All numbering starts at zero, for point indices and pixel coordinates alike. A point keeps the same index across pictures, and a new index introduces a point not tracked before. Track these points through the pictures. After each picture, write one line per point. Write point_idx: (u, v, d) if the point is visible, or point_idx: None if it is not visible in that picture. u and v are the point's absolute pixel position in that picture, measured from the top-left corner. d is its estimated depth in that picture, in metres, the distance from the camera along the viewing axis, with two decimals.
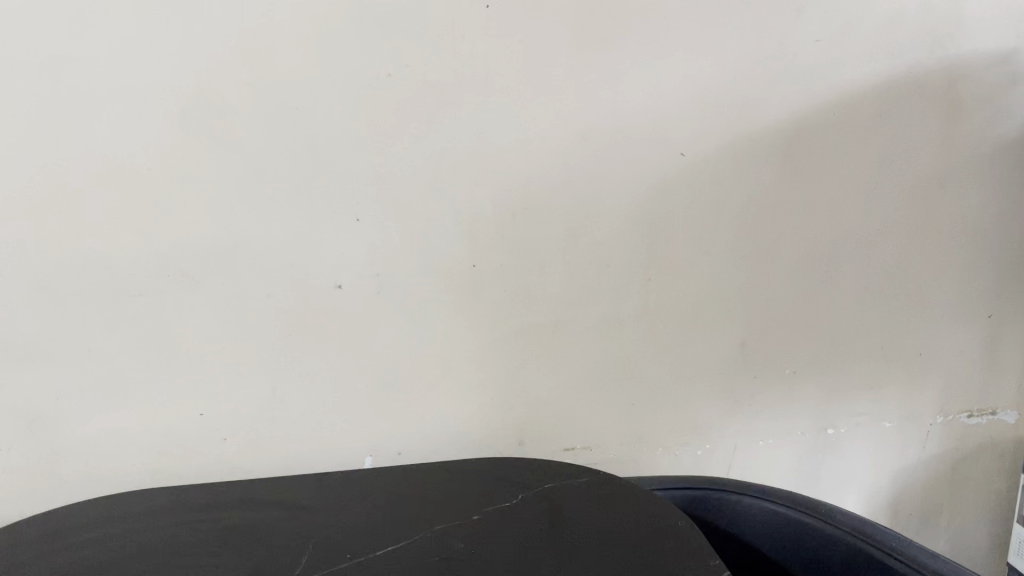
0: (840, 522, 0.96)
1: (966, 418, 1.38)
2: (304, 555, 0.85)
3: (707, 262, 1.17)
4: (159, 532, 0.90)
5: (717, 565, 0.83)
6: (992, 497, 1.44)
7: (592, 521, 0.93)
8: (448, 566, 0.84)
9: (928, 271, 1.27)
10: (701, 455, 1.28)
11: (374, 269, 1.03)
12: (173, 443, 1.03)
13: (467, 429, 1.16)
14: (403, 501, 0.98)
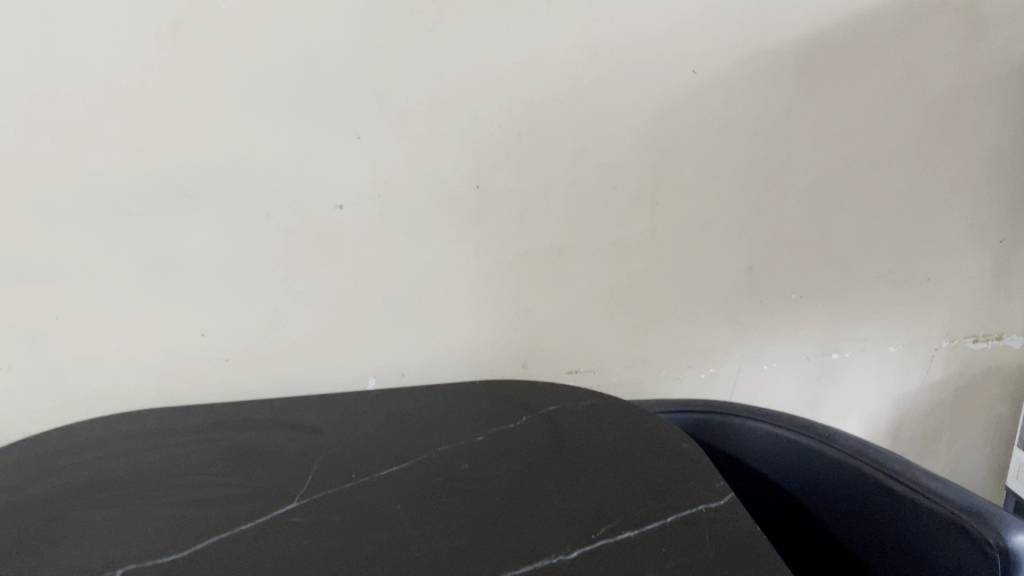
0: (840, 444, 0.96)
1: (972, 343, 1.38)
2: (309, 475, 0.86)
3: (716, 184, 1.15)
4: (165, 452, 0.90)
5: (721, 486, 0.84)
6: (992, 420, 1.45)
7: (596, 443, 0.94)
8: (453, 486, 0.85)
9: (940, 194, 1.25)
10: (703, 378, 1.29)
11: (376, 189, 1.01)
12: (175, 363, 1.03)
13: (470, 351, 1.16)
14: (407, 422, 0.98)
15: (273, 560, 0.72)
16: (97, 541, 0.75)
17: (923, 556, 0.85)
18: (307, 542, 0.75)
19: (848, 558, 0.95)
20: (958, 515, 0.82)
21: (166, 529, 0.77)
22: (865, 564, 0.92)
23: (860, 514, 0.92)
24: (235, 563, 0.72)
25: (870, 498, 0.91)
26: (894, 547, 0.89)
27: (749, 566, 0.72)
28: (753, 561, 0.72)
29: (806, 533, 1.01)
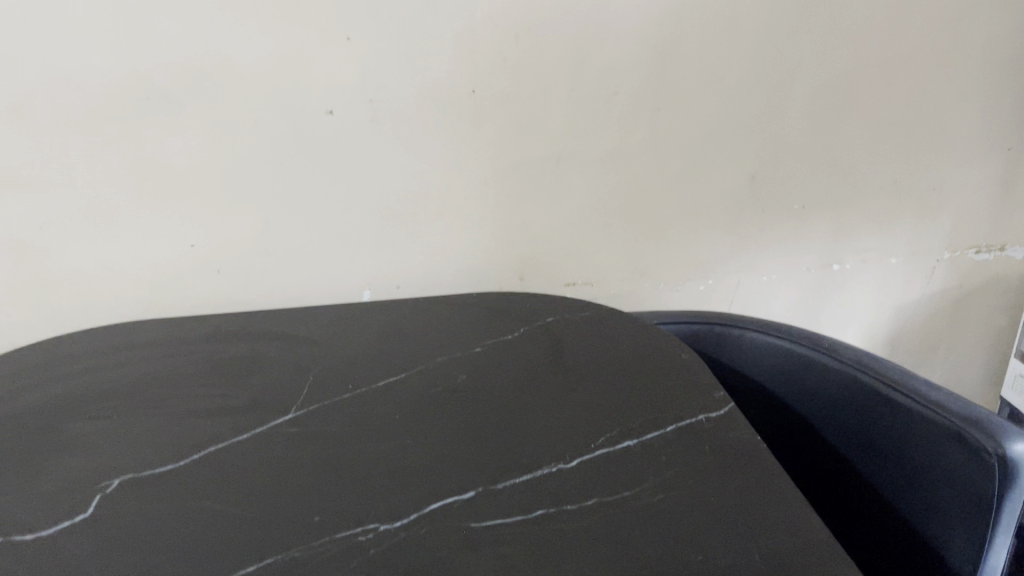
0: (840, 354, 0.96)
1: (974, 255, 1.36)
2: (305, 386, 0.85)
3: (719, 90, 1.11)
4: (158, 363, 0.89)
5: (722, 397, 0.83)
6: (991, 330, 1.45)
7: (595, 353, 0.93)
8: (451, 397, 0.84)
9: (950, 100, 1.21)
10: (703, 290, 1.28)
11: (367, 94, 0.97)
12: (165, 274, 1.01)
13: (467, 262, 1.14)
14: (403, 333, 0.97)
15: (271, 471, 0.72)
16: (92, 451, 0.74)
17: (919, 464, 0.86)
18: (304, 452, 0.75)
19: (844, 466, 0.95)
20: (956, 424, 0.81)
21: (162, 439, 0.76)
22: (861, 472, 0.93)
23: (858, 424, 0.93)
24: (233, 474, 0.72)
25: (869, 408, 0.91)
26: (890, 456, 0.89)
27: (748, 475, 0.72)
28: (750, 469, 0.72)
29: (802, 442, 1.01)
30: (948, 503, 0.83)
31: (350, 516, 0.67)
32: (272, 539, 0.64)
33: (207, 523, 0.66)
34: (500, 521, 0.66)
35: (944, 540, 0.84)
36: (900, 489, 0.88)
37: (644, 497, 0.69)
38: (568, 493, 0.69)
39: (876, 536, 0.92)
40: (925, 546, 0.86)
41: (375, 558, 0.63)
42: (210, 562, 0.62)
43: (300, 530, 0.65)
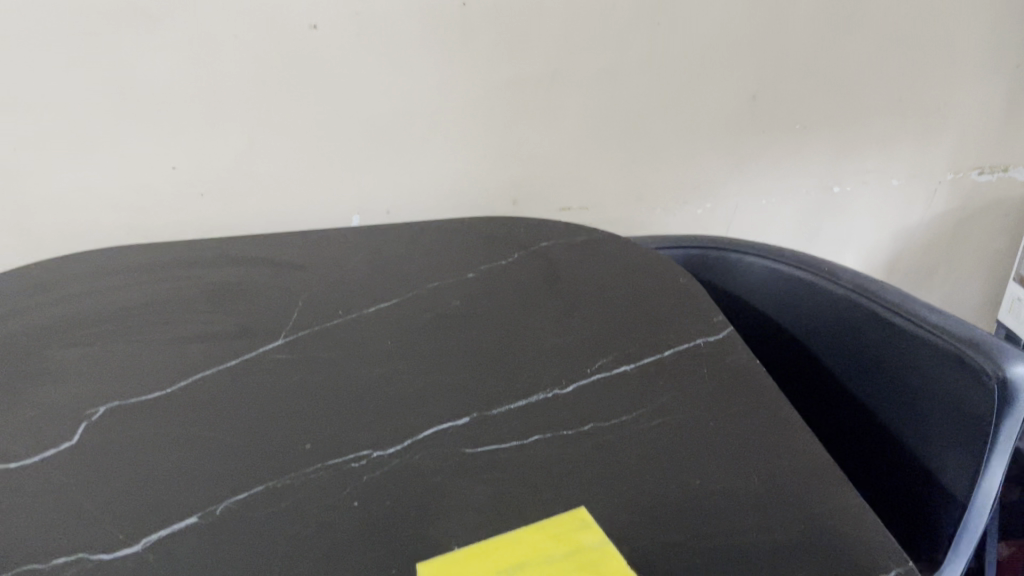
0: (838, 277, 0.94)
1: (976, 176, 1.34)
2: (294, 311, 0.83)
3: (720, 4, 1.07)
4: (142, 288, 0.87)
5: (720, 321, 0.82)
6: (990, 253, 1.44)
7: (591, 278, 0.91)
8: (444, 322, 0.82)
9: (958, 14, 1.17)
10: (700, 214, 1.25)
11: (352, 8, 0.93)
12: (147, 198, 0.98)
13: (459, 185, 1.11)
14: (394, 258, 0.95)
15: (261, 399, 0.71)
16: (76, 378, 0.73)
17: (918, 387, 0.85)
18: (294, 379, 0.73)
19: (840, 390, 0.95)
20: (956, 347, 0.80)
21: (147, 366, 0.75)
22: (857, 396, 0.93)
23: (856, 348, 0.92)
24: (222, 401, 0.70)
25: (867, 332, 0.90)
26: (888, 380, 0.88)
27: (747, 399, 0.71)
28: (748, 392, 0.71)
29: (799, 366, 1.00)
30: (946, 425, 0.83)
31: (343, 443, 0.66)
32: (263, 467, 0.63)
33: (196, 451, 0.65)
34: (496, 447, 0.65)
35: (941, 463, 0.84)
36: (898, 413, 0.88)
37: (642, 421, 0.68)
38: (565, 419, 0.68)
39: (871, 458, 0.92)
40: (921, 468, 0.86)
41: (368, 486, 0.62)
42: (199, 491, 0.61)
43: (292, 457, 0.64)
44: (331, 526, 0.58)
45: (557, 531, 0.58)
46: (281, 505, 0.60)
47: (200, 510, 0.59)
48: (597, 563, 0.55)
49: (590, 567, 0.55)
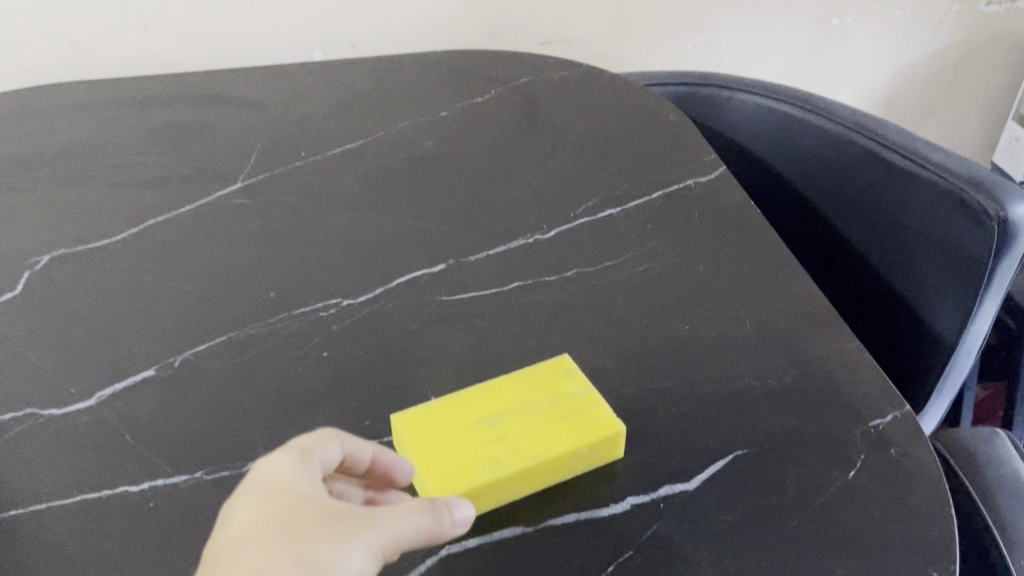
0: (836, 113, 0.88)
1: (985, 8, 1.25)
2: (252, 152, 0.77)
3: None
4: (87, 128, 0.80)
5: (712, 160, 0.77)
6: (992, 91, 1.37)
7: (574, 117, 0.85)
8: (416, 164, 0.77)
9: None
10: (691, 49, 1.17)
11: None
12: (87, 28, 0.89)
13: (431, 16, 1.02)
14: (362, 94, 0.88)
15: (220, 247, 0.66)
16: (15, 224, 0.67)
17: (913, 229, 0.81)
18: (255, 226, 0.68)
19: (833, 235, 0.91)
20: (957, 186, 0.76)
21: (94, 211, 0.69)
22: (850, 242, 0.89)
23: (851, 189, 0.87)
24: (177, 251, 0.66)
25: (863, 171, 0.85)
26: (883, 224, 0.85)
27: (741, 242, 0.66)
28: (741, 234, 0.67)
29: (792, 212, 0.97)
30: (940, 269, 0.80)
31: (310, 292, 0.62)
32: (224, 318, 0.60)
33: (152, 302, 0.61)
34: (474, 295, 0.61)
35: (931, 305, 0.81)
36: (890, 254, 0.85)
37: (628, 267, 0.64)
38: (546, 264, 0.64)
39: (861, 305, 0.90)
40: (911, 312, 0.84)
41: (339, 336, 0.58)
42: (156, 345, 0.58)
43: (254, 309, 0.60)
44: (297, 379, 0.55)
45: (542, 380, 0.53)
46: (246, 359, 0.57)
47: (158, 363, 0.56)
48: (586, 412, 0.50)
49: (579, 417, 0.50)
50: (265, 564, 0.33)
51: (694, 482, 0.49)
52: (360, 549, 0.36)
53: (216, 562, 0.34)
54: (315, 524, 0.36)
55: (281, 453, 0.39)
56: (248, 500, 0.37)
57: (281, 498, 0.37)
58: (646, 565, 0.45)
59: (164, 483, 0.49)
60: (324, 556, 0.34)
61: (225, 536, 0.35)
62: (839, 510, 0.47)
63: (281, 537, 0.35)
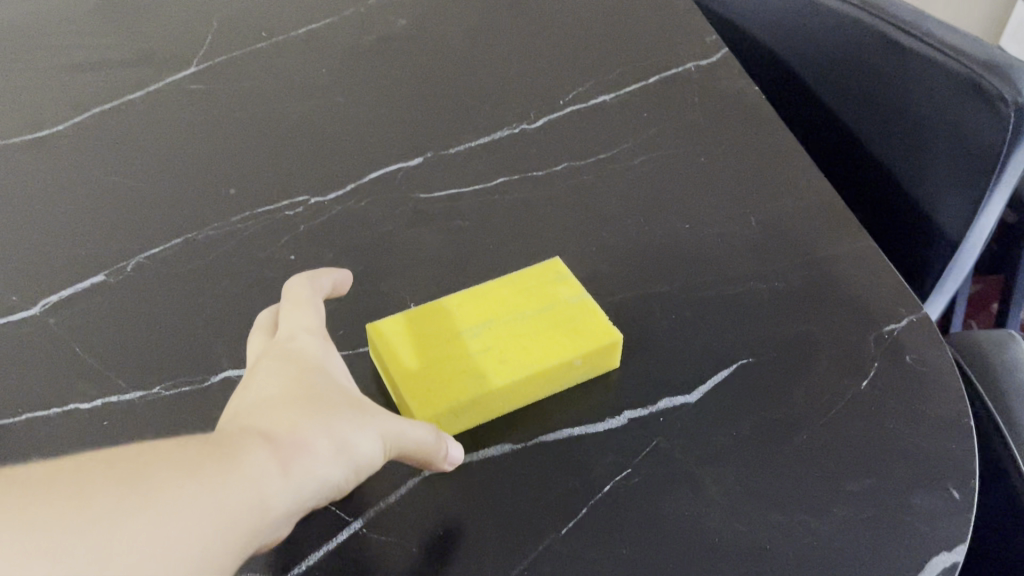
0: None
1: None
2: (207, 33, 0.70)
3: None
4: (23, 6, 0.72)
5: (714, 41, 0.70)
6: None
7: None
8: (390, 46, 0.70)
9: None
10: None
11: None
12: None
13: None
14: None
15: (173, 139, 0.60)
16: None
17: (920, 120, 0.72)
18: (213, 116, 0.62)
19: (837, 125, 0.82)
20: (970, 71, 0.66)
21: (31, 99, 0.63)
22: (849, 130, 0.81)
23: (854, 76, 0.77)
24: (126, 144, 0.60)
25: (867, 54, 0.74)
26: (884, 111, 0.75)
27: (744, 131, 0.61)
28: (746, 122, 0.62)
29: (788, 95, 0.87)
30: (944, 161, 0.71)
31: (273, 189, 0.56)
32: (180, 218, 0.54)
33: (99, 202, 0.55)
34: (454, 192, 0.56)
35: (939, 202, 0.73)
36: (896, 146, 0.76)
37: (623, 160, 0.59)
38: (534, 158, 0.59)
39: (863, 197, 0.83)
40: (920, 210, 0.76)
41: (307, 237, 0.53)
42: (105, 248, 0.52)
43: (214, 207, 0.55)
44: (262, 285, 0.50)
45: (531, 285, 0.48)
46: (205, 263, 0.52)
47: (108, 268, 0.51)
48: (581, 319, 0.46)
49: (572, 326, 0.46)
50: (297, 423, 0.31)
51: (695, 394, 0.45)
52: (378, 436, 0.34)
53: (242, 420, 0.31)
54: (343, 397, 0.33)
55: (300, 335, 0.36)
56: (270, 371, 0.34)
57: (308, 371, 0.34)
58: (643, 484, 0.42)
59: (118, 400, 0.44)
60: (351, 432, 0.32)
61: (246, 402, 0.32)
62: (850, 423, 0.44)
63: (311, 403, 0.32)
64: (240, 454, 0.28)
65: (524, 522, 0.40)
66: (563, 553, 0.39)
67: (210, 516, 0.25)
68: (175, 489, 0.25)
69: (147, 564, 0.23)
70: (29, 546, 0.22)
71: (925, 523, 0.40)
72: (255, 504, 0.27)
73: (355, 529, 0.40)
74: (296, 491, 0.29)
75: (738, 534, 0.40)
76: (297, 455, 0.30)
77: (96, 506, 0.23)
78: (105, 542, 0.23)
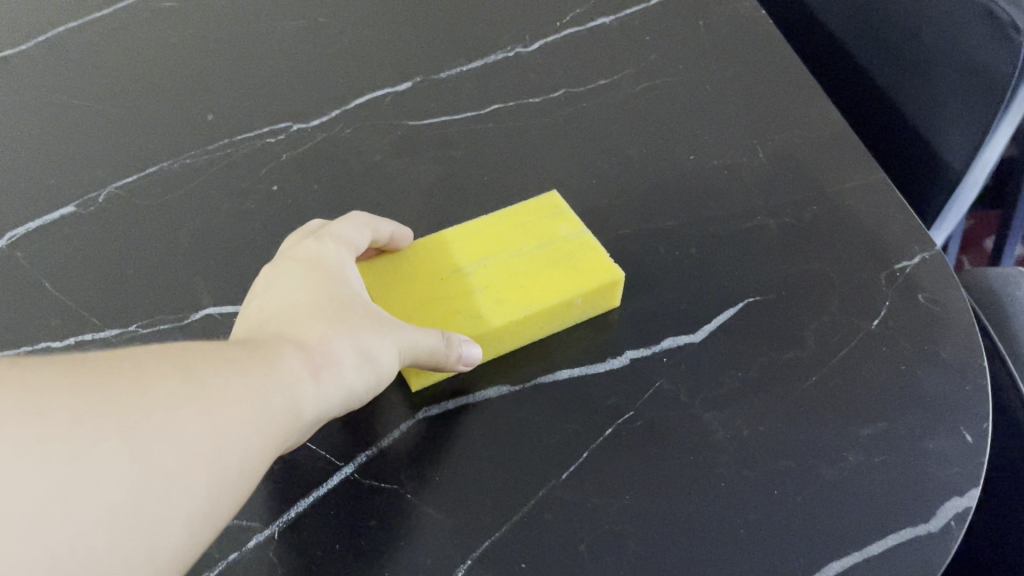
0: None
1: None
2: None
3: None
4: None
5: None
6: None
7: None
8: None
9: None
10: None
11: None
12: None
13: None
14: None
15: (146, 61, 0.56)
16: None
17: (920, 48, 0.60)
18: (186, 37, 0.58)
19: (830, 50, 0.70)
20: None
21: None
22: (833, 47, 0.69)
23: None
24: (94, 65, 0.56)
25: None
26: (870, 31, 0.64)
27: (754, 56, 0.58)
28: (757, 47, 0.58)
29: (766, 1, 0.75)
30: (941, 91, 0.60)
31: (254, 115, 0.53)
32: (154, 146, 0.51)
33: (67, 128, 0.52)
34: (446, 119, 0.53)
35: (939, 143, 0.62)
36: (892, 79, 0.64)
37: (624, 88, 0.56)
38: (529, 84, 0.55)
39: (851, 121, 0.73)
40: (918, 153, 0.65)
41: (290, 166, 0.50)
42: (76, 177, 0.49)
43: (191, 134, 0.52)
44: (244, 217, 0.48)
45: (530, 220, 0.46)
46: (184, 194, 0.49)
47: (79, 199, 0.48)
48: (582, 256, 0.44)
49: (572, 263, 0.44)
50: (328, 334, 0.33)
51: (700, 333, 0.43)
52: (401, 351, 0.36)
53: (275, 326, 0.33)
54: (369, 313, 0.35)
55: (325, 247, 0.38)
56: (295, 281, 0.36)
57: (338, 284, 0.36)
58: (648, 426, 0.40)
59: (93, 338, 0.42)
60: (378, 346, 0.34)
61: (275, 308, 0.34)
62: (862, 365, 0.42)
63: (336, 313, 0.34)
64: (275, 358, 0.30)
65: (522, 464, 0.39)
66: (567, 496, 0.38)
67: (254, 411, 0.28)
68: (223, 387, 0.27)
69: (198, 448, 0.26)
70: (104, 420, 0.24)
71: (939, 467, 0.38)
72: (290, 403, 0.30)
73: (347, 474, 0.39)
74: (323, 398, 0.32)
75: (747, 478, 0.38)
76: (325, 364, 0.32)
77: (151, 394, 0.25)
78: (162, 427, 0.25)
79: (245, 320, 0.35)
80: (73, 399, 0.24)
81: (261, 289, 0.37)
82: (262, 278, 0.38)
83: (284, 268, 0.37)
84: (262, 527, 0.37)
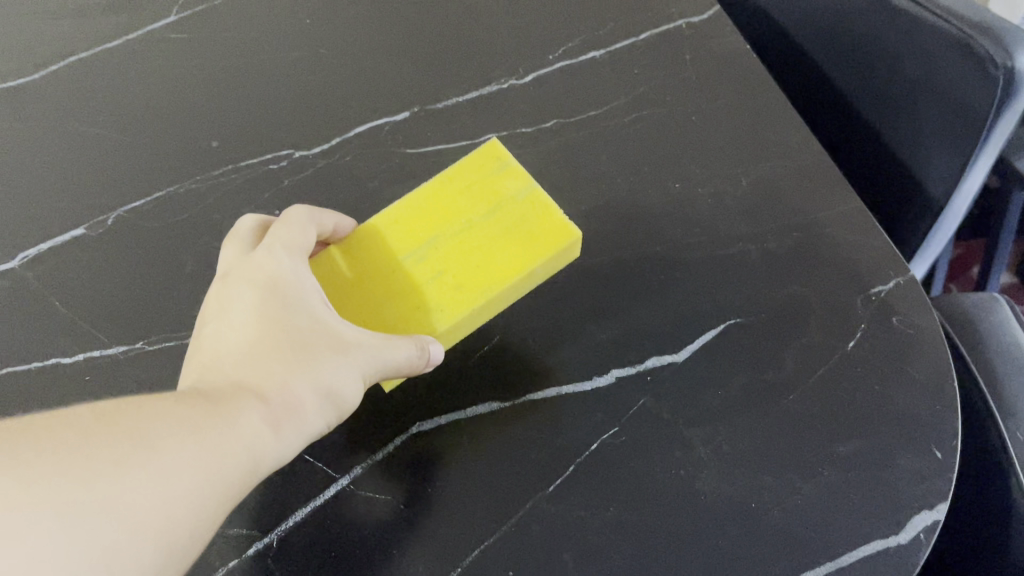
0: None
1: None
2: None
3: None
4: None
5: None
6: None
7: None
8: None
9: None
10: None
11: None
12: None
13: None
14: None
15: (153, 88, 0.58)
16: None
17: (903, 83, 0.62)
18: (192, 64, 0.60)
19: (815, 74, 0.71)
20: (954, 29, 0.55)
21: (1, 39, 0.60)
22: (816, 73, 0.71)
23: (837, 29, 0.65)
24: (103, 92, 0.58)
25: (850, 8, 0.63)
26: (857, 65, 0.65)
27: (751, 79, 0.58)
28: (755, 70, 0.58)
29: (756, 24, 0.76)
30: (926, 120, 0.62)
31: (257, 140, 0.55)
32: (160, 170, 0.53)
33: (78, 153, 0.54)
34: (442, 148, 0.56)
35: (924, 171, 0.64)
36: (880, 112, 0.66)
37: (616, 117, 0.57)
38: (523, 114, 0.57)
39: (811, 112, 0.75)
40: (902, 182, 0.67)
41: (291, 193, 0.53)
42: (86, 201, 0.52)
43: (195, 160, 0.54)
44: None
45: (475, 182, 0.47)
46: (189, 216, 0.51)
47: (88, 222, 0.51)
48: (529, 220, 0.46)
49: (527, 227, 0.46)
50: (288, 380, 0.35)
51: (682, 354, 0.45)
52: (361, 378, 0.39)
53: (234, 372, 0.35)
54: (327, 344, 0.38)
55: (280, 267, 0.40)
56: (251, 314, 0.38)
57: (295, 314, 0.38)
58: (629, 443, 0.42)
59: (100, 354, 0.45)
60: (338, 382, 0.37)
61: (234, 345, 0.37)
62: (838, 384, 0.44)
63: (295, 353, 0.36)
64: (233, 412, 0.32)
65: (506, 481, 0.41)
66: (550, 510, 0.40)
67: (201, 476, 0.30)
68: (171, 455, 0.29)
69: (146, 514, 0.28)
70: (42, 504, 0.25)
71: (909, 485, 0.40)
72: (242, 460, 0.32)
73: (343, 485, 0.41)
74: (284, 443, 0.35)
75: (726, 496, 0.40)
76: (285, 414, 0.35)
77: (92, 469, 0.27)
78: (108, 498, 0.27)
79: (206, 352, 0.37)
80: (15, 479, 0.25)
81: (220, 311, 0.39)
82: (218, 300, 0.39)
83: (240, 294, 0.39)
84: (261, 535, 0.39)
